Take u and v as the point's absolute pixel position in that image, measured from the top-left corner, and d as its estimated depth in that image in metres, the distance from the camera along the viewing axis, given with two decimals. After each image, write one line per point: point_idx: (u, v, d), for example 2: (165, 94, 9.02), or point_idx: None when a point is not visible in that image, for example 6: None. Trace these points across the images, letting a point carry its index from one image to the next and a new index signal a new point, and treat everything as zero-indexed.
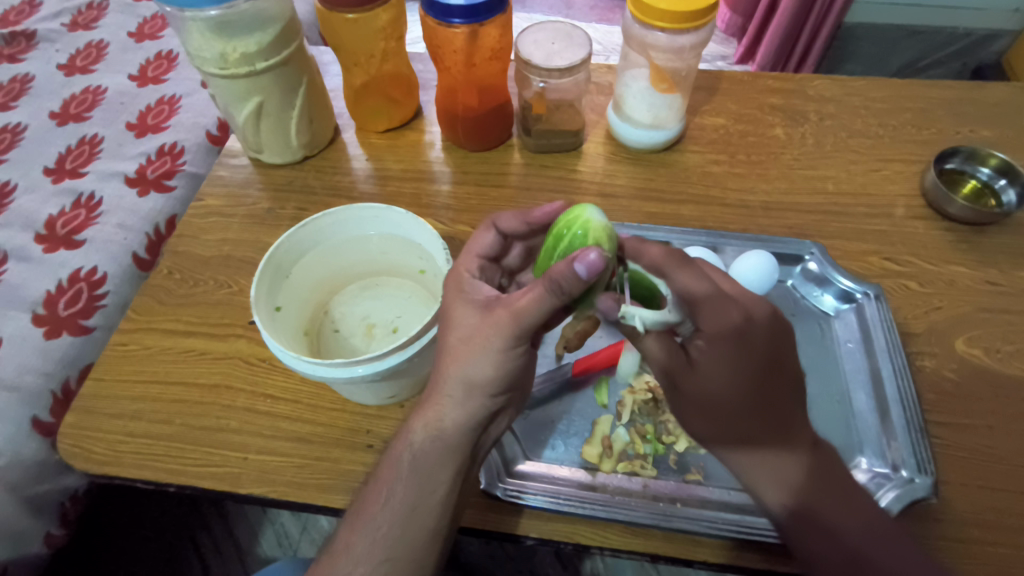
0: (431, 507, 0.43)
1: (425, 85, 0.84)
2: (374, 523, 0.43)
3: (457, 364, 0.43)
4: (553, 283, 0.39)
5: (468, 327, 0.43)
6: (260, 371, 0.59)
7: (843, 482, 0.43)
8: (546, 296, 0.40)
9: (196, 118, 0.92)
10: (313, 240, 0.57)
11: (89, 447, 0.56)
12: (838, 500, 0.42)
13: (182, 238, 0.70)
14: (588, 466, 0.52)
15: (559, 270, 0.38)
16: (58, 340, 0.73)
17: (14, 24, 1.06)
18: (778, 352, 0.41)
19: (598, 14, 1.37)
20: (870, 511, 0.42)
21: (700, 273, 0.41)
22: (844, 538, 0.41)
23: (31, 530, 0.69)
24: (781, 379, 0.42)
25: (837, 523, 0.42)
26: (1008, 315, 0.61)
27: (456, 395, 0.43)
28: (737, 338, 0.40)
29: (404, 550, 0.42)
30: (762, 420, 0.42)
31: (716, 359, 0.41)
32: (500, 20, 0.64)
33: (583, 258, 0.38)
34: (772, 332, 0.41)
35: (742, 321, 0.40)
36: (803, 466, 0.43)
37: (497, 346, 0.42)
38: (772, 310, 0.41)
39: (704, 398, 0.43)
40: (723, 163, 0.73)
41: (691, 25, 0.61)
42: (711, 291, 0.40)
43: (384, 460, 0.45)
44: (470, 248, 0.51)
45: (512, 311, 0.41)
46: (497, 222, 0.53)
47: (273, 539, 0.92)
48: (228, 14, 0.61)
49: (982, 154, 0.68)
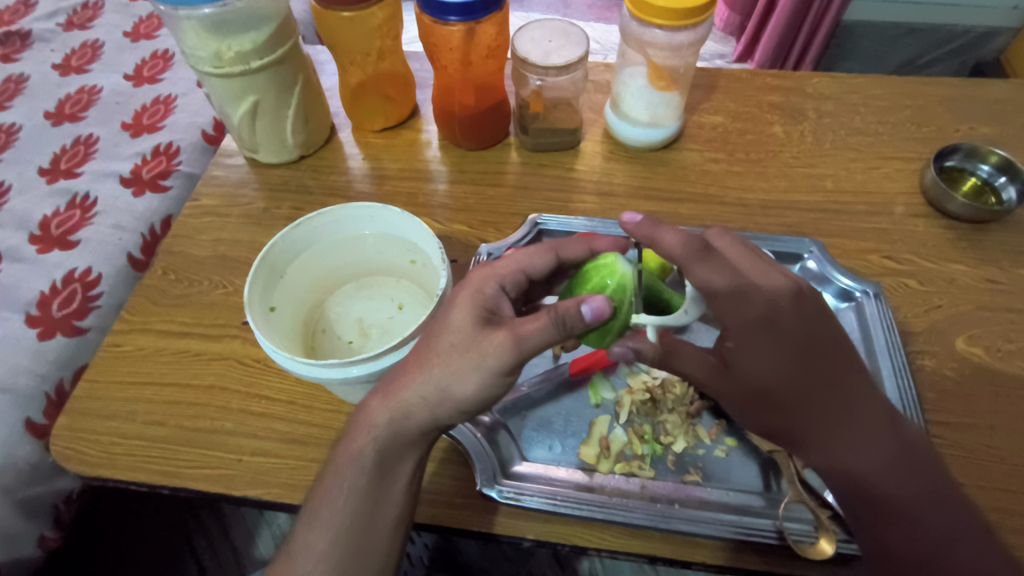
0: (393, 499, 0.44)
1: (422, 84, 0.83)
2: (335, 516, 0.43)
3: (444, 372, 0.41)
4: (561, 313, 0.41)
5: (462, 338, 0.41)
6: (255, 372, 0.59)
7: (918, 469, 0.43)
8: (551, 328, 0.41)
9: (191, 117, 0.91)
10: (308, 240, 0.57)
11: (81, 449, 0.55)
12: (908, 485, 0.42)
13: (177, 238, 0.70)
14: (585, 467, 0.52)
15: (570, 308, 0.41)
16: (53, 341, 0.73)
17: (9, 23, 1.05)
18: (814, 335, 0.43)
19: (596, 13, 1.36)
20: (940, 494, 0.43)
21: (723, 263, 0.43)
22: (915, 527, 0.41)
23: (26, 532, 0.69)
24: (827, 361, 0.43)
25: (907, 510, 0.42)
26: (1009, 313, 0.60)
27: (424, 397, 0.42)
28: (767, 327, 0.42)
29: (366, 544, 0.43)
30: (818, 411, 0.43)
31: (758, 351, 0.43)
32: (497, 18, 0.64)
33: (593, 301, 0.42)
34: (801, 314, 0.42)
35: (765, 311, 0.42)
36: (869, 452, 0.43)
37: (491, 369, 0.40)
38: (795, 289, 0.43)
39: (752, 391, 0.44)
40: (722, 161, 0.73)
41: (689, 22, 0.60)
42: (729, 284, 0.42)
43: (341, 450, 0.44)
44: (521, 260, 0.49)
45: (517, 336, 0.40)
46: (560, 248, 0.50)
47: (270, 540, 0.91)
48: (222, 13, 0.61)
49: (983, 151, 0.68)
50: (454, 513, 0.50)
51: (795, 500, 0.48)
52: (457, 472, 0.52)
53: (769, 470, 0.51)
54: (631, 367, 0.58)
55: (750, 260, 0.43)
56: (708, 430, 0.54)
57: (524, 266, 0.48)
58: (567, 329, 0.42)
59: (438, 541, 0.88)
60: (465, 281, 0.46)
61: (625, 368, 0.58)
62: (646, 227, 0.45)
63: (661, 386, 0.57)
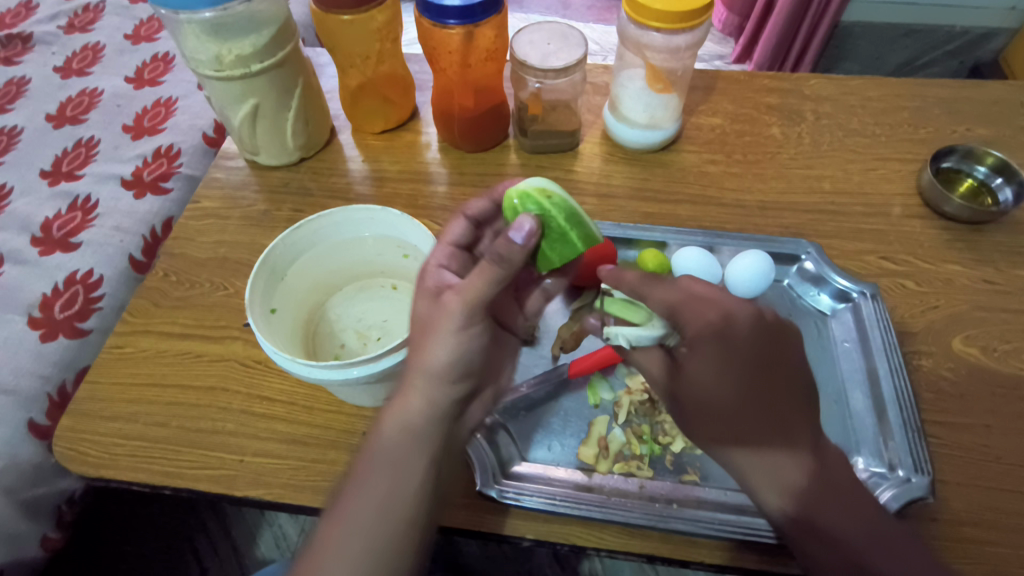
0: (406, 496, 0.41)
1: (422, 86, 0.84)
2: (347, 520, 0.41)
3: (421, 354, 0.43)
4: (493, 249, 0.42)
5: (428, 316, 0.44)
6: (256, 373, 0.59)
7: (847, 487, 0.43)
8: (491, 269, 0.42)
9: (191, 120, 0.92)
10: (308, 242, 0.57)
11: (84, 450, 0.55)
12: (839, 507, 0.42)
13: (178, 240, 0.70)
14: (584, 467, 0.52)
15: (500, 241, 0.42)
16: (55, 342, 0.73)
17: (11, 26, 1.06)
18: (767, 352, 0.43)
19: (595, 15, 1.37)
20: (871, 513, 0.42)
21: (681, 287, 0.43)
22: (844, 544, 0.41)
23: (28, 533, 0.69)
24: (775, 376, 0.43)
25: (836, 524, 0.41)
26: (1005, 314, 0.60)
27: (422, 384, 0.43)
28: (721, 339, 0.42)
29: (382, 544, 0.40)
30: (762, 422, 0.42)
31: (704, 360, 0.43)
32: (496, 21, 0.64)
33: (518, 229, 0.42)
34: (757, 332, 0.42)
35: (720, 323, 0.42)
36: (805, 469, 0.42)
37: (452, 328, 0.42)
38: (754, 312, 0.43)
39: (698, 398, 0.44)
40: (720, 162, 0.73)
41: (687, 24, 0.61)
42: (681, 296, 0.43)
43: (361, 456, 0.43)
44: (443, 240, 0.51)
45: (461, 291, 0.42)
46: (467, 209, 0.52)
47: (272, 541, 0.92)
48: (223, 16, 0.61)
49: (979, 152, 0.68)
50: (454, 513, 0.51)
51: None
52: None
53: None
54: (630, 367, 0.58)
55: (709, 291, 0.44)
56: None
57: (450, 241, 0.51)
58: (508, 263, 0.42)
59: (440, 541, 0.89)
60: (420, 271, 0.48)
61: (624, 368, 0.58)
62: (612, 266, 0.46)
63: None
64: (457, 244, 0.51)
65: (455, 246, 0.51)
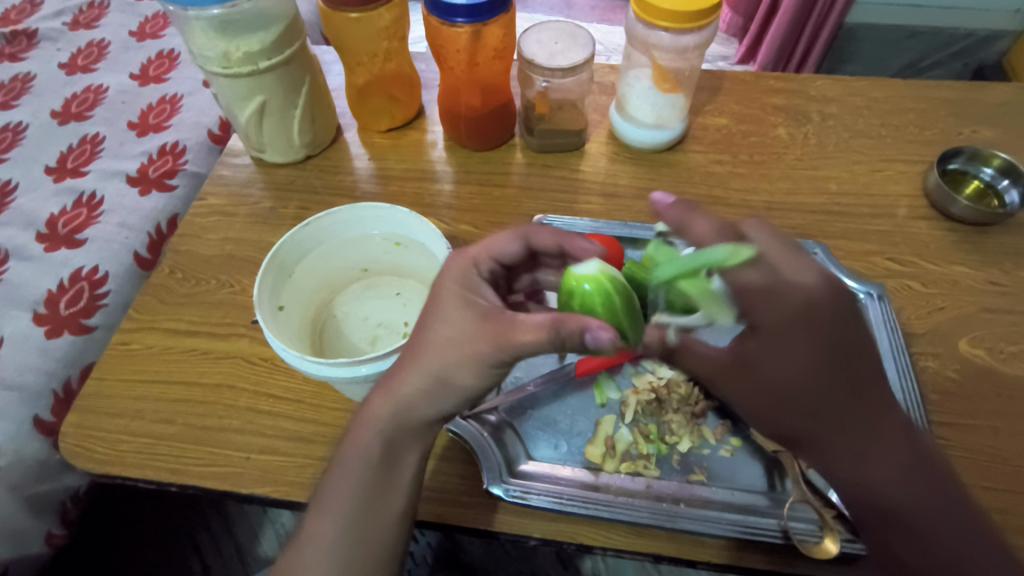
0: (398, 489, 0.45)
1: (428, 85, 0.84)
2: (341, 510, 0.44)
3: (438, 363, 0.42)
4: (561, 333, 0.39)
5: (461, 332, 0.41)
6: (262, 371, 0.59)
7: (940, 480, 0.42)
8: (547, 343, 0.39)
9: (196, 117, 0.91)
10: (316, 239, 0.58)
11: (91, 446, 0.55)
12: (935, 501, 0.42)
13: (185, 238, 0.70)
14: (591, 467, 0.52)
15: (572, 330, 0.39)
16: (60, 339, 0.73)
17: (15, 23, 1.05)
18: (846, 334, 0.40)
19: (599, 14, 1.37)
20: (960, 508, 0.42)
21: (760, 262, 0.40)
22: (937, 544, 0.41)
23: (32, 529, 0.69)
24: (852, 361, 0.41)
25: (931, 518, 0.41)
26: (1011, 315, 0.61)
27: (423, 388, 0.42)
28: (803, 325, 0.39)
29: (372, 533, 0.44)
30: (846, 413, 0.41)
31: (782, 348, 0.40)
32: (504, 20, 0.64)
33: (599, 330, 0.39)
34: (835, 312, 0.40)
35: (801, 307, 0.39)
36: (896, 462, 0.42)
37: (483, 363, 0.41)
38: (832, 288, 0.40)
39: (774, 394, 0.42)
40: (726, 163, 0.73)
41: (694, 24, 0.61)
42: (761, 281, 0.40)
43: (346, 444, 0.45)
44: (487, 249, 0.47)
45: (511, 338, 0.40)
46: (530, 236, 0.49)
47: (273, 539, 0.91)
48: (231, 13, 0.61)
49: (986, 154, 0.68)
50: (461, 511, 0.51)
51: (799, 500, 0.48)
52: (463, 470, 0.53)
53: (774, 470, 0.51)
54: (638, 367, 0.59)
55: (788, 259, 0.40)
56: (713, 429, 0.54)
57: (494, 253, 0.47)
58: (564, 344, 0.40)
59: (442, 540, 0.89)
60: (443, 271, 0.45)
61: (631, 368, 0.59)
62: (679, 209, 0.45)
63: (667, 386, 0.57)
64: (501, 260, 0.48)
65: (497, 261, 0.48)
